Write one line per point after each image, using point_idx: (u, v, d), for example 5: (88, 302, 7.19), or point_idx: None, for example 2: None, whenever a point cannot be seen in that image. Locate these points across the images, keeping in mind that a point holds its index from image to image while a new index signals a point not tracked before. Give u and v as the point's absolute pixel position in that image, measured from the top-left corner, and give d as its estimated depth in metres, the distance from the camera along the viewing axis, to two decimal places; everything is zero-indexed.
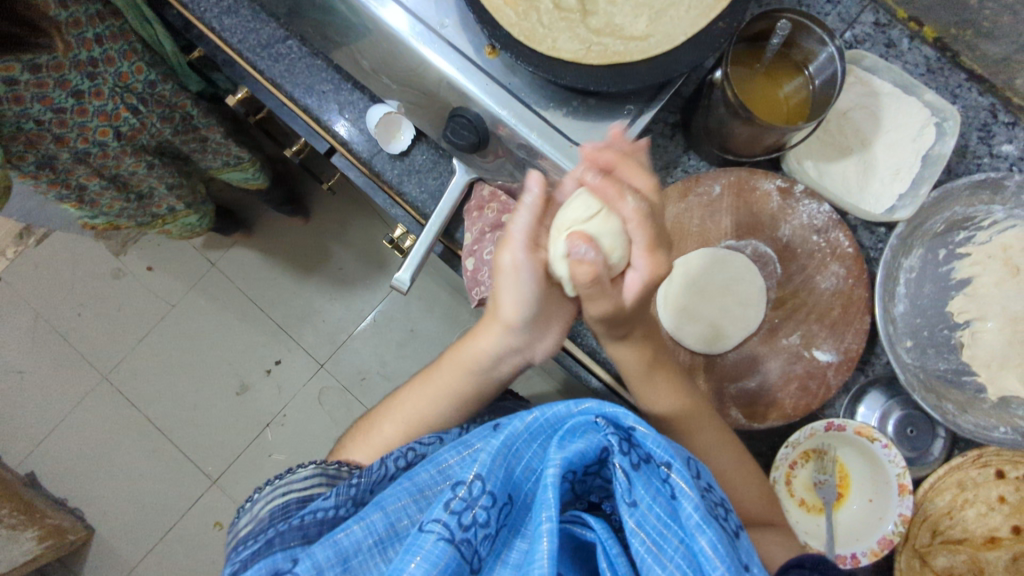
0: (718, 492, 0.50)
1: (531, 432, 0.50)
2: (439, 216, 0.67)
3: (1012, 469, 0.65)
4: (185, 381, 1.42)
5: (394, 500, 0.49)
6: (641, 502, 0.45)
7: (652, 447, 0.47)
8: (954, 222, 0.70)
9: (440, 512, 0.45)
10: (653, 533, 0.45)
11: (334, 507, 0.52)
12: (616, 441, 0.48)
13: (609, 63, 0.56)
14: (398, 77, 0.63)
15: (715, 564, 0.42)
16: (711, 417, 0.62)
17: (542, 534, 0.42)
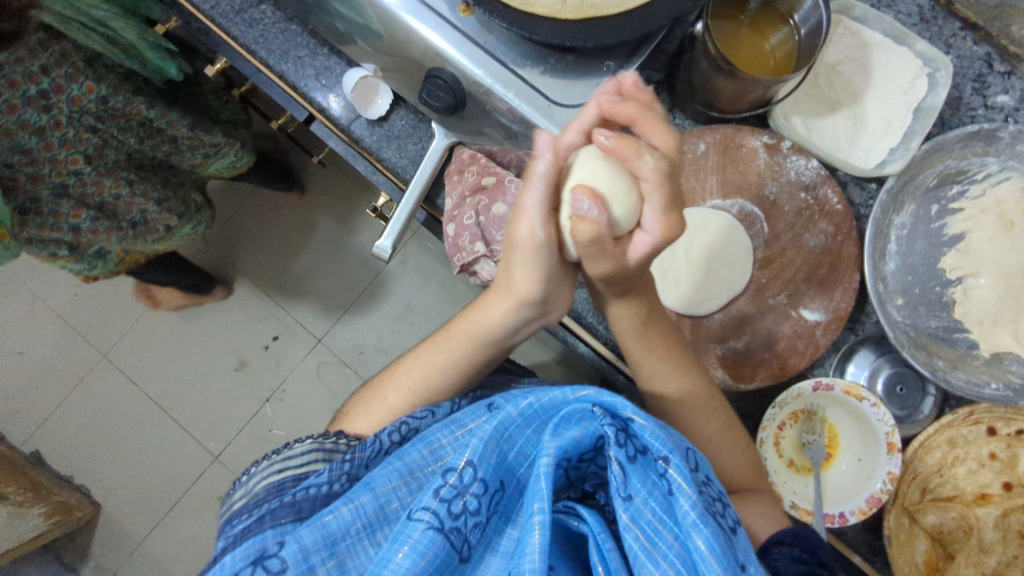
0: (715, 486, 0.48)
1: (524, 417, 0.48)
2: (419, 181, 0.66)
3: (1004, 426, 0.64)
4: (184, 358, 1.42)
5: (383, 481, 0.47)
6: (637, 496, 0.45)
7: (651, 440, 0.45)
8: (947, 175, 0.68)
9: (429, 499, 0.44)
10: (647, 530, 0.44)
11: (327, 483, 0.50)
12: (613, 432, 0.46)
13: (584, 17, 0.54)
14: (373, 39, 0.62)
15: (708, 565, 0.41)
16: (696, 378, 0.61)
17: (533, 526, 0.42)
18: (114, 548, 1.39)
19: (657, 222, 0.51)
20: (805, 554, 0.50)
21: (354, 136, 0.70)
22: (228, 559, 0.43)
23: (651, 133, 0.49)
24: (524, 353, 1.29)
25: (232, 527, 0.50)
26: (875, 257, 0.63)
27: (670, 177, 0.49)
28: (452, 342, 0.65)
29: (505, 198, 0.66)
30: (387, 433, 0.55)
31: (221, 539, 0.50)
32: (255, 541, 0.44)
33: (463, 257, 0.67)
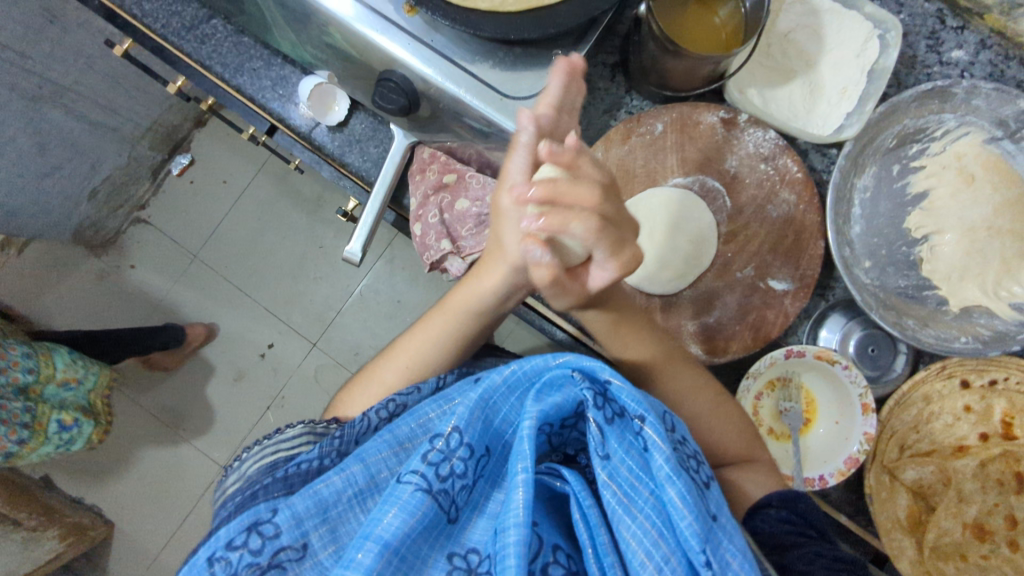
0: (692, 445, 0.49)
1: (509, 384, 0.49)
2: (383, 182, 0.67)
3: (977, 378, 0.65)
4: (181, 373, 1.44)
5: (374, 451, 0.48)
6: (614, 455, 0.45)
7: (626, 401, 0.46)
8: (906, 135, 0.69)
9: (417, 463, 0.44)
10: (624, 486, 0.44)
11: (318, 458, 0.51)
12: (592, 395, 0.46)
13: (527, 9, 0.54)
14: (323, 45, 0.62)
15: (683, 515, 0.42)
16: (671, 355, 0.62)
17: (517, 485, 0.42)
18: (132, 564, 1.42)
19: (608, 263, 0.48)
20: (794, 516, 0.50)
21: (316, 143, 0.71)
22: (223, 531, 0.44)
23: (579, 193, 0.45)
24: (517, 340, 1.30)
25: (225, 507, 0.51)
26: (836, 223, 0.63)
27: (614, 220, 0.47)
28: (446, 316, 0.67)
29: (467, 193, 0.67)
30: (375, 411, 0.57)
31: (215, 520, 0.51)
32: (250, 511, 0.44)
33: (432, 254, 0.68)
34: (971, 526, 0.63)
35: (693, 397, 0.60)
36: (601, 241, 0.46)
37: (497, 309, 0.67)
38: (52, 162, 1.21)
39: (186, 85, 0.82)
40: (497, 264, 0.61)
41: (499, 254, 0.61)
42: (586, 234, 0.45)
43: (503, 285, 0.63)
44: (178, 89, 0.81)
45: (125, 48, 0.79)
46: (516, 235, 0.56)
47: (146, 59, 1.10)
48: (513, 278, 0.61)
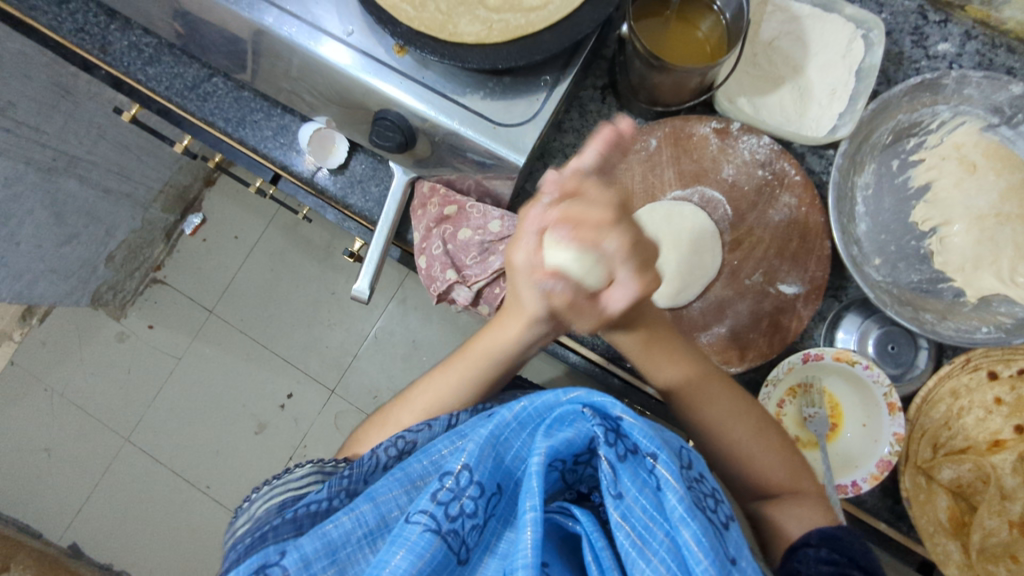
0: (709, 483, 0.52)
1: (518, 420, 0.51)
2: (387, 219, 0.67)
3: (1004, 368, 0.64)
4: (203, 428, 1.44)
5: (385, 490, 0.50)
6: (626, 494, 0.47)
7: (637, 436, 0.48)
8: (902, 130, 0.69)
9: (427, 503, 0.46)
10: (638, 526, 0.46)
11: (326, 498, 0.53)
12: (602, 432, 0.49)
13: (511, 39, 0.57)
14: (320, 90, 0.64)
15: (699, 558, 0.43)
16: (708, 379, 0.61)
17: (526, 523, 0.44)
18: None
19: (630, 283, 0.52)
20: (835, 554, 0.50)
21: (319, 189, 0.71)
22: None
23: (591, 213, 0.49)
24: (535, 371, 1.29)
25: (236, 548, 0.52)
26: (839, 221, 0.63)
27: (637, 241, 0.51)
28: (467, 361, 0.69)
29: (469, 223, 0.67)
30: (383, 449, 0.58)
31: (226, 563, 0.53)
32: (260, 554, 0.46)
33: (439, 286, 0.67)
34: (1018, 523, 0.61)
35: (707, 415, 0.61)
36: (631, 257, 0.51)
37: (520, 358, 0.69)
38: (69, 230, 1.25)
39: (191, 143, 0.84)
40: (516, 316, 0.64)
41: (516, 309, 0.64)
42: (620, 248, 0.50)
43: (524, 337, 0.66)
44: (185, 147, 0.83)
45: (133, 112, 0.82)
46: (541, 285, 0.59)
47: (155, 123, 1.15)
48: (533, 331, 0.65)
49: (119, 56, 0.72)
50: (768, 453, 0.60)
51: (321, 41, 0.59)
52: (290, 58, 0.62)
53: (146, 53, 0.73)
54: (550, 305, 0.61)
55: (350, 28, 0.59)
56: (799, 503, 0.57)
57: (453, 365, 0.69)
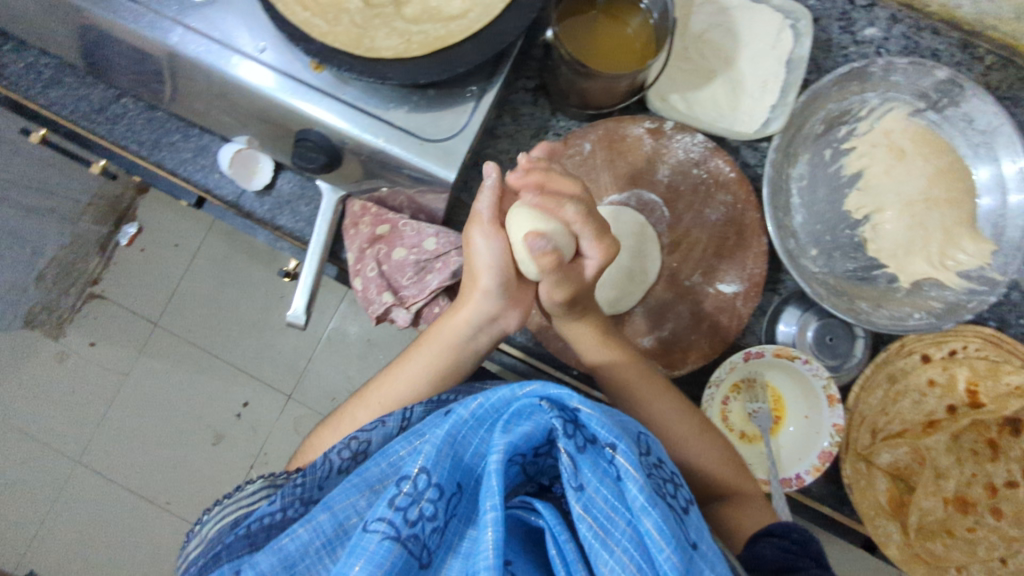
0: (667, 468, 0.52)
1: (475, 418, 0.49)
2: (318, 239, 0.65)
3: (936, 351, 0.67)
4: (158, 443, 1.40)
5: (342, 498, 0.48)
6: (587, 485, 0.47)
7: (595, 427, 0.47)
8: (833, 118, 0.69)
9: (384, 509, 0.44)
10: (600, 518, 0.46)
11: (281, 509, 0.51)
12: (560, 423, 0.48)
13: (431, 52, 0.54)
14: (238, 110, 0.61)
15: (663, 548, 0.43)
16: (643, 368, 0.62)
17: (486, 524, 0.43)
18: None
19: (595, 248, 0.60)
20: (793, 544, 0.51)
21: (245, 212, 0.68)
22: None
23: (562, 186, 0.58)
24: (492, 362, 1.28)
25: (193, 568, 0.51)
26: (775, 218, 0.63)
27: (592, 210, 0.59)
28: (425, 352, 0.65)
29: (403, 242, 0.62)
30: (337, 452, 0.55)
31: None
32: None
33: (376, 308, 0.62)
34: (952, 500, 0.65)
35: (653, 412, 0.61)
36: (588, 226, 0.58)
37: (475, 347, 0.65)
38: None
39: (106, 164, 0.79)
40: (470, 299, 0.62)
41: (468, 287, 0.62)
42: (578, 216, 0.57)
43: (479, 320, 0.62)
44: (102, 169, 0.78)
45: (40, 134, 0.76)
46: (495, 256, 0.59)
47: None
48: (486, 316, 0.62)
49: (16, 79, 0.67)
50: (713, 454, 0.61)
51: (237, 63, 0.56)
52: (204, 80, 0.59)
53: (46, 74, 0.68)
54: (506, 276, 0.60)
55: (264, 46, 0.57)
56: (747, 505, 0.59)
57: (408, 358, 0.66)
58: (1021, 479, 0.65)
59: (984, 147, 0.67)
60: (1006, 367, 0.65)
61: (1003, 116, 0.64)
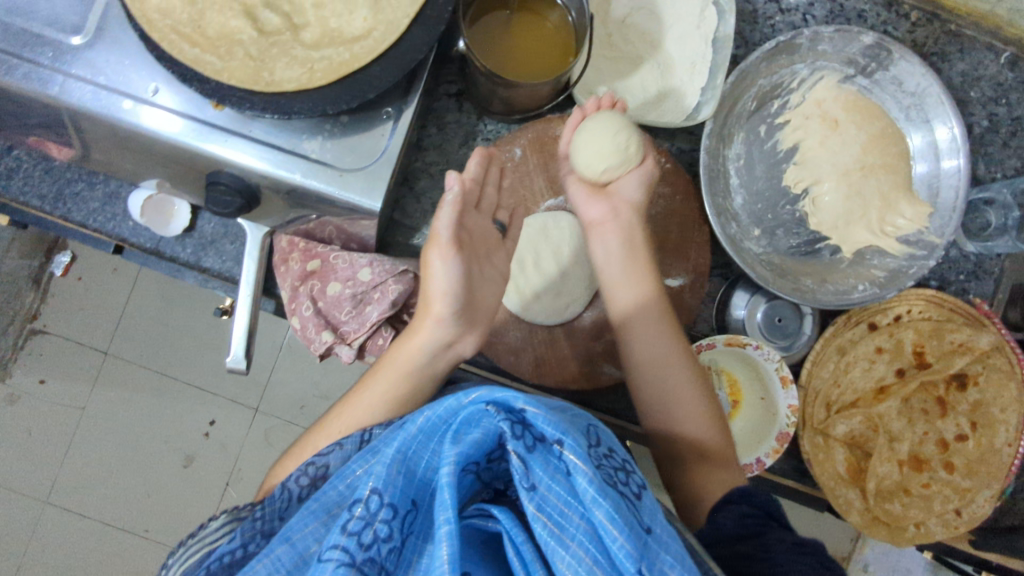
0: (620, 455, 0.46)
1: (426, 431, 0.41)
2: (248, 280, 0.62)
3: (881, 319, 0.68)
4: (126, 473, 1.36)
5: (299, 527, 0.41)
6: (539, 485, 0.40)
7: (542, 425, 0.40)
8: (766, 93, 0.68)
9: (336, 536, 0.37)
10: (553, 515, 0.39)
11: (242, 546, 0.43)
12: (508, 426, 0.40)
13: (335, 79, 0.50)
14: (142, 155, 0.56)
15: (614, 536, 0.38)
16: (657, 311, 0.59)
17: (441, 539, 0.37)
18: None
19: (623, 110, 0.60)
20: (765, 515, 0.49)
21: (167, 257, 0.64)
22: None
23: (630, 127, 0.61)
24: None
25: None
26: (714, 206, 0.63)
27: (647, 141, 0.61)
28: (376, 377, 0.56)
29: (336, 275, 0.61)
30: (294, 479, 0.48)
31: None
32: None
33: (318, 345, 0.60)
34: (905, 462, 0.67)
35: (672, 376, 0.58)
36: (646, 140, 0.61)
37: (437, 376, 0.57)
38: None
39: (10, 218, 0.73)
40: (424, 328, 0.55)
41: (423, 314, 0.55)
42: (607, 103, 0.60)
43: (435, 348, 0.56)
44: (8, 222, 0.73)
45: None
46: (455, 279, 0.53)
47: None
48: (442, 343, 0.56)
49: None
50: (707, 426, 0.58)
51: (138, 110, 0.52)
52: (101, 129, 0.54)
53: None
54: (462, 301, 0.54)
55: (159, 87, 0.53)
56: (725, 469, 0.55)
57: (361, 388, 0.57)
58: (969, 430, 0.68)
59: (915, 109, 0.67)
60: (948, 326, 0.67)
61: (930, 78, 0.64)
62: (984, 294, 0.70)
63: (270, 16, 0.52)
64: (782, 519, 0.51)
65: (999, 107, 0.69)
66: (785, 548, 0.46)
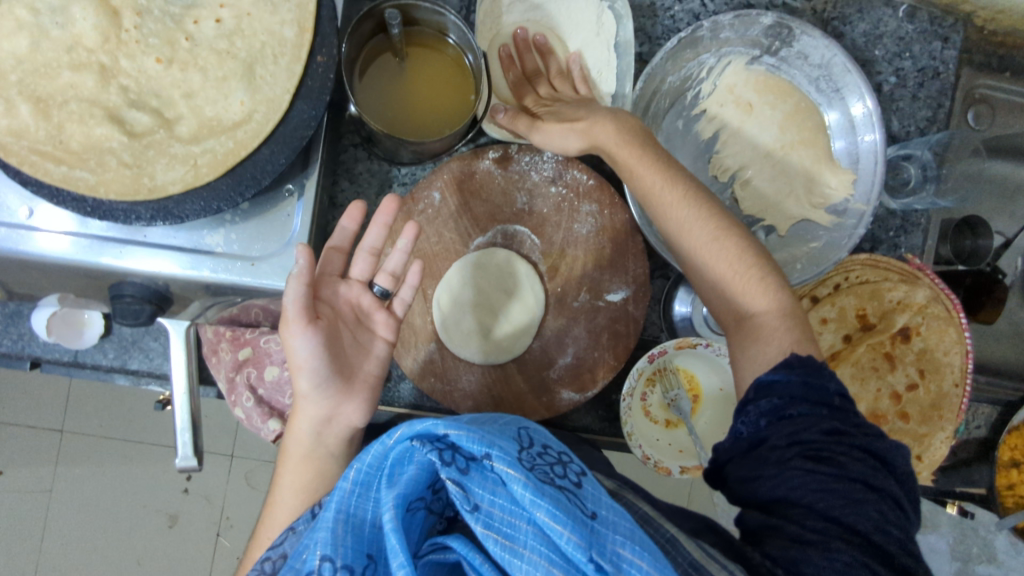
0: (553, 451, 0.44)
1: (361, 484, 0.39)
2: (183, 372, 0.57)
3: (822, 290, 0.69)
4: (111, 545, 1.19)
5: None
6: (482, 502, 0.38)
7: (467, 445, 0.38)
8: (679, 87, 0.67)
9: None
10: (504, 527, 0.37)
11: None
12: (437, 455, 0.38)
13: (224, 171, 0.46)
14: (33, 274, 0.52)
15: (559, 532, 0.35)
16: (677, 180, 0.52)
17: None
18: None
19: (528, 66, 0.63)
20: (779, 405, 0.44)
21: (89, 366, 0.61)
22: None
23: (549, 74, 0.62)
24: None
25: None
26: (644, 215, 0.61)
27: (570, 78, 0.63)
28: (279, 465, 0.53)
29: (272, 359, 0.61)
30: None
31: None
32: None
33: (267, 431, 0.61)
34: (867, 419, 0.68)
35: (690, 242, 0.51)
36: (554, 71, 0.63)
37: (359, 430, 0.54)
38: None
39: None
40: (306, 403, 0.51)
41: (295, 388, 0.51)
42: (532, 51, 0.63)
43: (320, 421, 0.52)
44: None
45: None
46: (312, 350, 0.48)
47: None
48: (327, 413, 0.52)
49: None
50: (722, 268, 0.51)
51: (24, 238, 0.49)
52: None
53: None
54: (330, 367, 0.49)
55: (34, 206, 0.49)
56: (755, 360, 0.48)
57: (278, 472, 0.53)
58: (918, 378, 0.69)
59: (825, 80, 0.66)
60: (886, 287, 0.68)
61: (833, 48, 0.63)
62: (915, 247, 0.71)
63: (138, 116, 0.48)
64: (811, 397, 0.44)
65: (904, 60, 0.71)
66: (775, 459, 0.42)
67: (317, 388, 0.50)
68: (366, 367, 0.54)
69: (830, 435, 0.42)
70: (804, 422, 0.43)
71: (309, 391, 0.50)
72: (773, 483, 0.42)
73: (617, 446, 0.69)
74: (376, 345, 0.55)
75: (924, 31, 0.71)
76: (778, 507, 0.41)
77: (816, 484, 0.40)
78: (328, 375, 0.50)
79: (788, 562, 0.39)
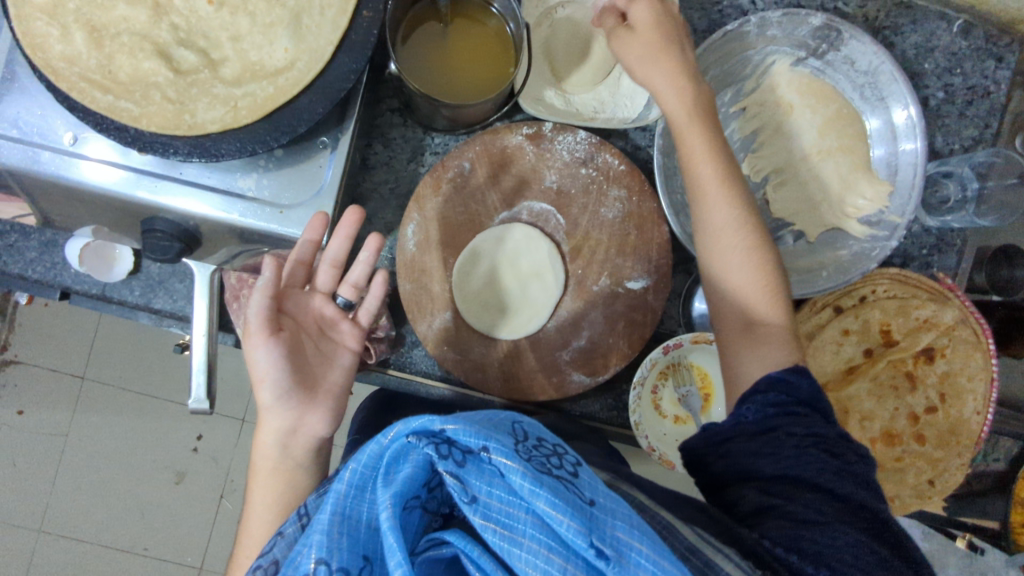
0: (550, 439, 0.42)
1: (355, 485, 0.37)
2: (202, 316, 0.57)
3: (847, 301, 0.68)
4: (117, 495, 1.21)
5: None
6: (480, 495, 0.36)
7: (464, 438, 0.36)
8: (720, 83, 0.66)
9: None
10: (502, 519, 0.36)
11: None
12: (433, 449, 0.37)
13: (262, 116, 0.47)
14: (72, 201, 0.54)
15: (559, 520, 0.34)
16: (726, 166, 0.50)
17: None
18: None
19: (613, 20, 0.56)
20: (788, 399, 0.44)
21: (115, 301, 0.63)
22: None
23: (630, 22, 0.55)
24: None
25: None
26: (671, 206, 0.61)
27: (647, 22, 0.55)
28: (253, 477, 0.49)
29: None
30: None
31: None
32: None
33: None
34: (880, 437, 0.67)
35: (716, 220, 0.50)
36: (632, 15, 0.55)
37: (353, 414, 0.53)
38: None
39: None
40: (270, 415, 0.49)
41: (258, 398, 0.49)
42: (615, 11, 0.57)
43: (285, 433, 0.49)
44: None
45: None
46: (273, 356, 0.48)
47: None
48: (292, 424, 0.49)
49: None
50: (733, 259, 0.50)
51: (66, 163, 0.50)
52: (26, 180, 0.52)
53: None
54: (290, 373, 0.49)
55: (79, 134, 0.51)
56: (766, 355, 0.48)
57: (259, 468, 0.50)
58: (938, 402, 0.67)
59: (870, 87, 0.65)
60: (914, 304, 0.66)
61: (882, 55, 0.62)
62: (948, 267, 0.70)
63: (185, 54, 0.50)
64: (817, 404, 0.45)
65: (953, 77, 0.69)
66: (792, 443, 0.42)
67: (279, 396, 0.49)
68: (332, 375, 0.53)
69: (843, 438, 0.43)
70: (819, 423, 0.43)
71: (270, 403, 0.49)
72: (786, 462, 0.41)
73: (623, 438, 0.69)
74: (341, 354, 0.54)
75: (978, 49, 0.69)
76: (786, 487, 0.41)
77: (831, 471, 0.41)
78: (290, 381, 0.49)
79: (788, 540, 0.38)
